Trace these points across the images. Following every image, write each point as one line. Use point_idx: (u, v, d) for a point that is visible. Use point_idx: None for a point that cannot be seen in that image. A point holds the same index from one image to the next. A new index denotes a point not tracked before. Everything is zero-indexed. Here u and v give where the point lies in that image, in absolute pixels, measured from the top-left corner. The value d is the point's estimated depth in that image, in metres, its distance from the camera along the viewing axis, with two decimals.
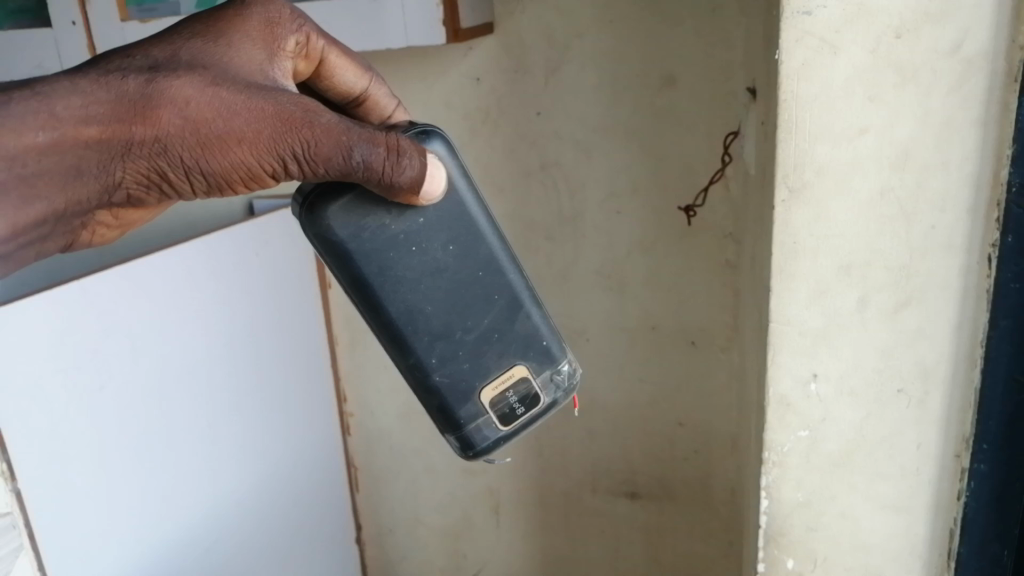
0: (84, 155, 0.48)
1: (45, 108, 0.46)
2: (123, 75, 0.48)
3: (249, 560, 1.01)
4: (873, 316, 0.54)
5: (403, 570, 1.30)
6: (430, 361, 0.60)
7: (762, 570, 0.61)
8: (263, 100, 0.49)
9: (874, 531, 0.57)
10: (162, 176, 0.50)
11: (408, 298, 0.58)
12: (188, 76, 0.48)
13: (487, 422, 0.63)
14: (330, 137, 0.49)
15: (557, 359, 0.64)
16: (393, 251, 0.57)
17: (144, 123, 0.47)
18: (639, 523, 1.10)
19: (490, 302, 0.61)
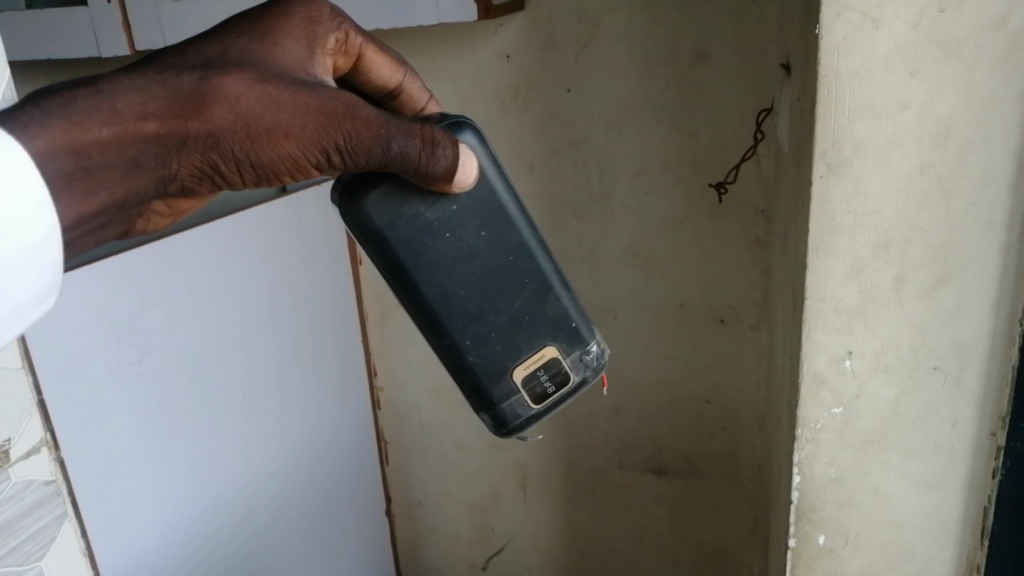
0: (144, 150, 0.47)
1: (105, 103, 0.45)
2: (177, 72, 0.47)
3: (280, 530, 1.03)
4: (910, 294, 0.53)
5: (432, 542, 1.32)
6: (464, 342, 0.61)
7: (792, 545, 0.60)
8: (309, 94, 0.49)
9: (907, 508, 0.57)
10: (214, 168, 0.50)
11: (442, 282, 0.59)
12: (238, 73, 0.48)
13: (520, 401, 0.63)
14: (373, 130, 0.49)
15: (586, 339, 0.64)
16: (427, 237, 0.58)
17: (201, 118, 0.47)
18: (665, 499, 1.11)
19: (522, 285, 0.61)
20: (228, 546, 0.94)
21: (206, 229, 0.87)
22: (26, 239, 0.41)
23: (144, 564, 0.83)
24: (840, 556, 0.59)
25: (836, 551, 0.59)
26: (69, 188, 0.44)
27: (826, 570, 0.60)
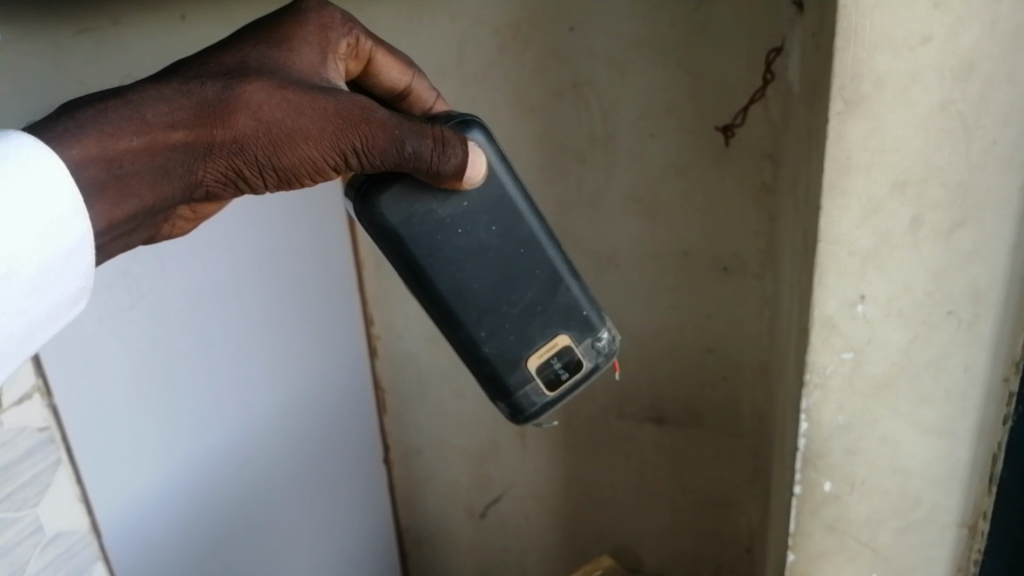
0: (172, 156, 0.55)
1: (138, 116, 0.53)
2: (202, 82, 0.55)
3: (278, 477, 1.03)
4: (927, 236, 0.52)
5: (429, 491, 1.31)
6: (479, 333, 0.66)
7: (798, 492, 0.59)
8: (325, 99, 0.55)
9: (916, 455, 0.56)
10: (239, 172, 0.58)
11: (456, 277, 0.64)
12: (258, 82, 0.55)
13: (535, 388, 0.68)
14: (384, 132, 0.56)
15: (598, 326, 0.69)
16: (440, 234, 0.63)
17: (224, 126, 0.54)
18: (664, 448, 1.11)
19: (533, 276, 0.66)
20: (225, 495, 0.94)
21: None
22: (67, 245, 0.51)
23: (141, 512, 0.82)
24: (847, 503, 0.59)
25: (842, 498, 0.59)
26: (104, 191, 0.53)
27: (833, 519, 0.59)
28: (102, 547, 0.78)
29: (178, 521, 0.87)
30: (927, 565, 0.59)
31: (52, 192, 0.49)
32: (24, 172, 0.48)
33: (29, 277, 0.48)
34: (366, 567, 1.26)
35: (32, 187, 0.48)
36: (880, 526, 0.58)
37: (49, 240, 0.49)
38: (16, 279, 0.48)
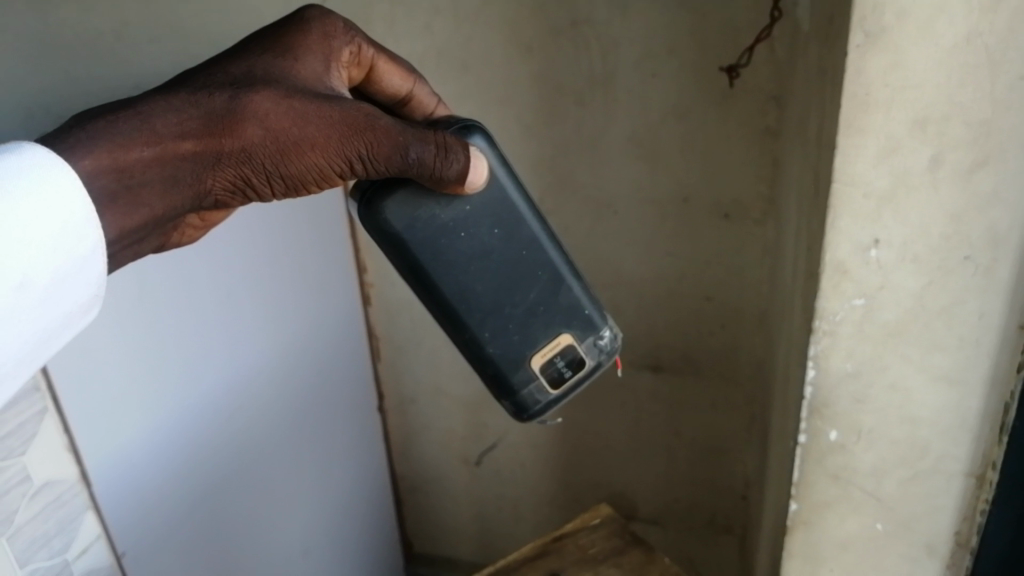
0: (181, 165, 0.57)
1: (147, 127, 0.55)
2: (210, 93, 0.57)
3: (270, 426, 1.02)
4: (946, 177, 0.49)
5: (424, 441, 1.30)
6: (483, 334, 0.66)
7: (802, 441, 0.58)
8: (330, 108, 0.57)
9: (926, 403, 0.55)
10: (246, 179, 0.60)
11: (460, 279, 0.65)
12: (263, 92, 0.57)
13: (539, 386, 0.68)
14: (388, 139, 0.57)
15: (601, 323, 0.69)
16: (444, 238, 0.63)
17: (231, 136, 0.57)
18: (660, 396, 1.10)
19: (535, 277, 0.66)
20: (217, 444, 0.93)
21: None
22: (79, 252, 0.52)
23: (132, 463, 0.80)
24: (852, 452, 0.57)
25: (847, 447, 0.57)
26: (114, 198, 0.56)
27: (838, 468, 0.58)
28: (93, 496, 0.76)
29: (169, 471, 0.86)
30: (933, 515, 0.58)
31: (67, 203, 0.51)
32: (41, 184, 0.50)
33: (44, 283, 0.50)
34: (362, 514, 1.26)
35: (49, 198, 0.50)
36: (885, 475, 0.57)
37: (65, 249, 0.51)
38: (32, 286, 0.50)
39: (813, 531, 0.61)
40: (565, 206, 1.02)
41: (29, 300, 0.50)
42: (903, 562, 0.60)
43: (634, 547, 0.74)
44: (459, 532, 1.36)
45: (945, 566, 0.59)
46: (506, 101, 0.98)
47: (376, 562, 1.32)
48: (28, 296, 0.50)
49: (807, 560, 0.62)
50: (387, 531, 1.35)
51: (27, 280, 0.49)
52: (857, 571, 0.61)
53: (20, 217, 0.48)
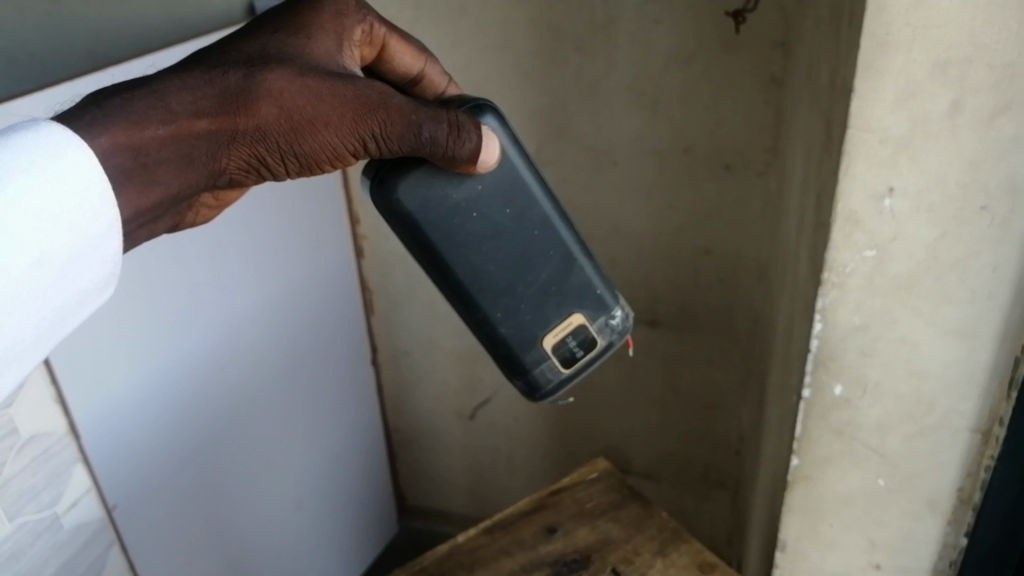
0: (197, 144, 0.52)
1: (162, 104, 0.50)
2: (224, 69, 0.52)
3: (263, 378, 1.00)
4: (966, 123, 0.47)
5: (417, 395, 1.28)
6: (496, 314, 0.63)
7: (806, 395, 0.57)
8: (346, 85, 0.53)
9: (934, 358, 0.53)
10: (261, 160, 0.55)
11: (472, 259, 0.61)
12: (278, 69, 0.53)
13: (550, 366, 0.65)
14: (403, 116, 0.53)
15: (613, 303, 0.66)
16: (456, 218, 0.60)
17: (248, 114, 0.52)
18: (656, 351, 1.09)
19: (548, 256, 0.63)
20: (208, 397, 0.91)
21: (160, 53, 0.76)
22: (93, 230, 0.48)
23: (119, 413, 0.79)
24: (857, 407, 0.56)
25: (852, 401, 0.56)
26: (129, 179, 0.50)
27: (841, 422, 0.57)
28: (81, 448, 0.75)
29: (159, 424, 0.85)
30: (936, 471, 0.57)
31: (77, 181, 0.46)
32: (49, 159, 0.45)
33: (52, 267, 0.46)
34: (356, 466, 1.26)
35: (57, 176, 0.46)
36: (890, 431, 0.56)
37: (76, 230, 0.47)
38: (44, 266, 0.46)
39: (813, 485, 0.60)
40: (563, 156, 0.99)
41: (34, 286, 0.45)
42: (903, 517, 0.59)
43: (632, 504, 0.68)
44: (452, 486, 1.36)
45: (946, 522, 0.58)
46: (504, 46, 0.95)
47: (369, 514, 1.32)
48: (33, 282, 0.45)
49: (806, 515, 0.61)
50: (380, 483, 1.35)
51: (31, 263, 0.45)
52: (857, 526, 0.61)
53: (21, 197, 0.44)
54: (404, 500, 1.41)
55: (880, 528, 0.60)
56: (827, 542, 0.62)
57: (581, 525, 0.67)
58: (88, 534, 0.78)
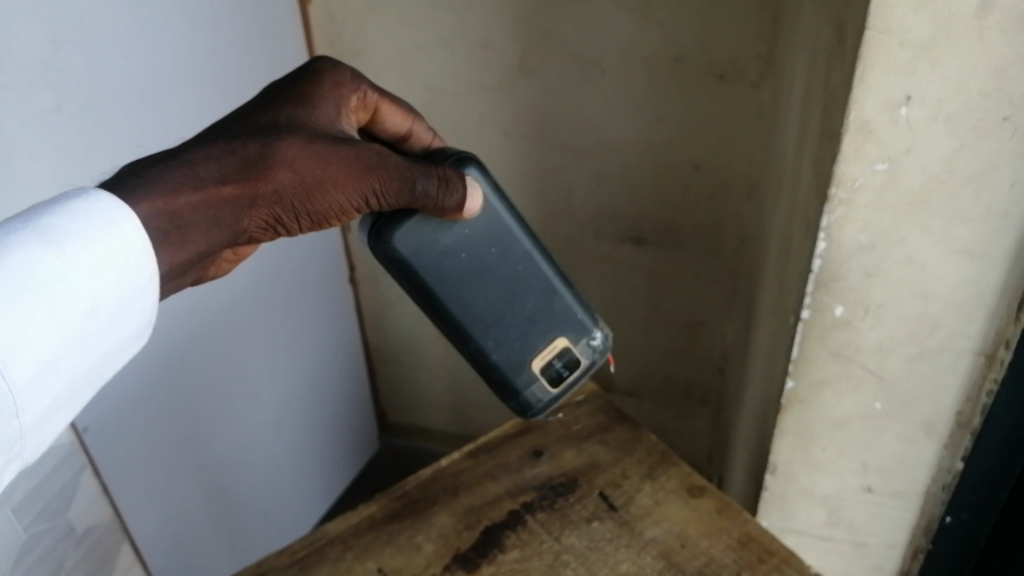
0: (223, 211, 0.48)
1: (190, 171, 0.47)
2: (241, 139, 0.49)
3: (236, 299, 0.96)
4: (995, 25, 0.43)
5: (398, 315, 1.25)
6: (487, 343, 0.59)
7: (805, 317, 0.54)
8: (351, 148, 0.50)
9: (941, 278, 0.51)
10: (278, 221, 0.51)
11: (463, 296, 0.58)
12: (292, 136, 0.49)
13: (539, 387, 0.61)
14: (400, 174, 0.51)
15: (594, 322, 0.62)
16: (447, 259, 0.56)
17: (265, 180, 0.48)
18: (642, 269, 1.06)
19: (533, 289, 0.59)
20: (179, 318, 0.87)
21: None
22: (136, 288, 0.44)
23: None
24: (858, 329, 0.54)
25: (853, 323, 0.54)
26: (165, 242, 0.46)
27: (840, 344, 0.55)
28: None
29: None
30: (935, 395, 0.55)
31: (128, 253, 0.43)
32: (102, 227, 0.42)
33: (87, 342, 0.41)
34: (335, 382, 1.24)
35: (113, 247, 0.42)
36: (890, 353, 0.54)
37: (118, 303, 0.43)
38: (90, 325, 0.41)
39: (808, 408, 0.58)
40: (547, 64, 0.94)
41: (71, 358, 0.41)
42: (898, 440, 0.58)
43: (619, 427, 0.67)
44: (433, 405, 1.34)
45: (943, 445, 0.57)
46: None
47: (350, 431, 1.31)
48: (74, 355, 0.41)
49: (798, 438, 0.60)
50: (361, 403, 1.33)
51: (75, 333, 0.40)
52: (849, 450, 0.59)
53: (77, 264, 0.40)
54: (386, 418, 1.40)
55: (874, 452, 0.59)
56: (818, 465, 0.61)
57: (568, 448, 0.65)
58: (59, 459, 0.75)
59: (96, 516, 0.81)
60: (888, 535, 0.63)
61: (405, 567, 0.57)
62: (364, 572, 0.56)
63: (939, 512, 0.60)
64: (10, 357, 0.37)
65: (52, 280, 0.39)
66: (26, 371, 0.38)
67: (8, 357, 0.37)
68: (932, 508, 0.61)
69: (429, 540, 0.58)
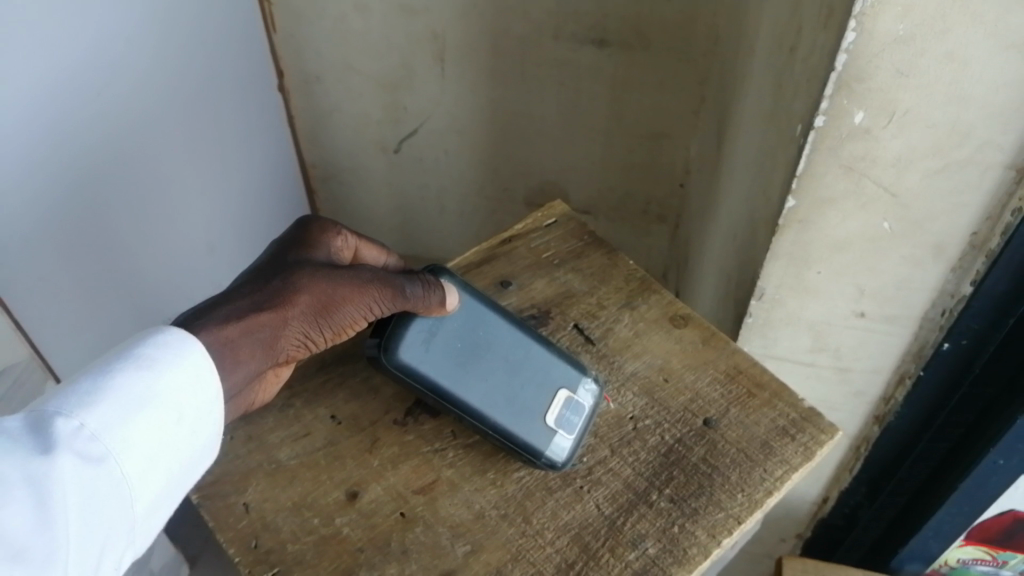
0: (253, 352, 0.45)
1: (222, 316, 0.44)
2: (256, 285, 0.46)
3: (174, 118, 0.79)
4: None
5: (336, 124, 1.08)
6: (501, 417, 0.47)
7: (819, 124, 0.47)
8: (351, 272, 0.47)
9: (981, 79, 0.43)
10: (298, 350, 0.48)
11: (464, 380, 0.47)
12: (299, 269, 0.47)
13: (562, 438, 0.47)
14: (392, 286, 0.47)
15: (580, 365, 0.50)
16: (438, 347, 0.47)
17: (287, 316, 0.46)
18: (604, 75, 0.96)
19: (529, 361, 0.49)
20: (101, 142, 0.68)
21: None
22: (206, 407, 0.42)
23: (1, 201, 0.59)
24: (876, 139, 0.47)
25: (873, 133, 0.47)
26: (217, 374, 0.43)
27: (854, 157, 0.48)
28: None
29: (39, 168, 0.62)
30: (951, 213, 0.49)
31: (205, 379, 0.42)
32: (178, 351, 0.41)
33: (191, 451, 0.41)
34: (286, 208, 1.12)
35: (193, 372, 0.41)
36: (909, 167, 0.48)
37: (206, 420, 0.42)
38: (173, 443, 0.40)
39: (808, 229, 0.52)
40: None
41: (167, 470, 0.40)
42: (901, 263, 0.53)
43: (595, 252, 0.60)
44: (378, 226, 1.22)
45: (950, 267, 0.52)
46: None
47: None
48: (164, 468, 0.40)
49: (792, 262, 0.54)
50: None
51: (160, 448, 0.40)
52: (847, 274, 0.54)
53: (171, 384, 0.40)
54: None
55: (873, 276, 0.54)
56: (811, 289, 0.56)
57: (538, 276, 0.58)
58: None
59: (11, 354, 0.63)
60: (875, 361, 0.60)
61: (362, 413, 0.51)
62: (317, 419, 0.50)
63: (935, 338, 0.57)
64: (105, 464, 0.37)
65: (136, 404, 0.39)
66: (124, 480, 0.38)
67: (106, 467, 0.37)
68: (927, 334, 0.57)
69: (386, 382, 0.52)
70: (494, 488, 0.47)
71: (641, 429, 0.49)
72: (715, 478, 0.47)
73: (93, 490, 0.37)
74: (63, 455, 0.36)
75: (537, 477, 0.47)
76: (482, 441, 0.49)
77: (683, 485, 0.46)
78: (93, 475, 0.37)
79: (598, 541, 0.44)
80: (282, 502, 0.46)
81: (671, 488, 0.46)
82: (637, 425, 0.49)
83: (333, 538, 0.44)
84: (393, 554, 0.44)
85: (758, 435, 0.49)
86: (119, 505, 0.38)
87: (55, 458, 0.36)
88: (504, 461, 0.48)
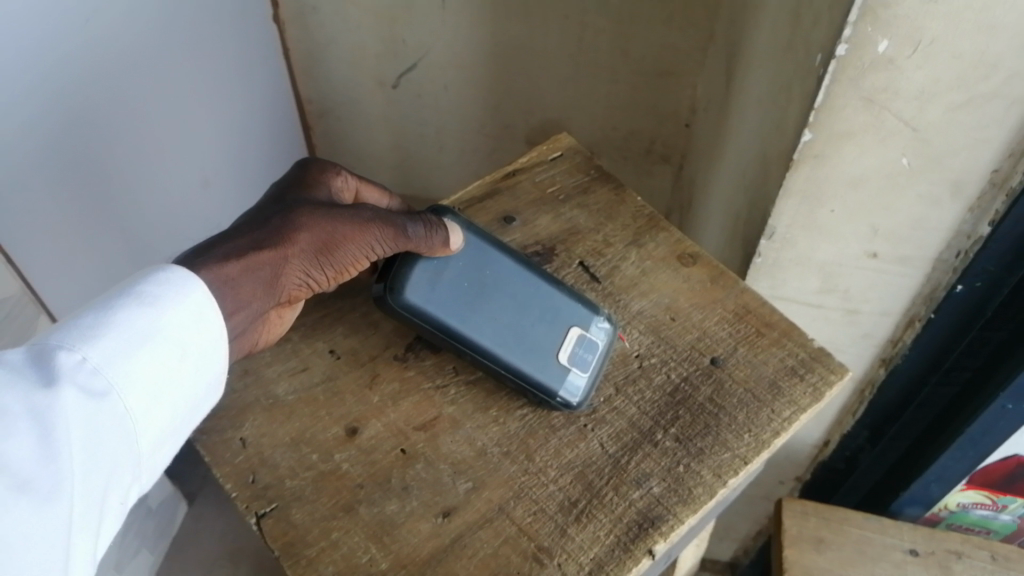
0: (253, 291, 0.44)
1: (221, 253, 0.43)
2: (255, 223, 0.45)
3: (167, 46, 0.75)
4: None
5: (332, 59, 1.05)
6: (513, 356, 0.46)
7: (841, 54, 0.44)
8: (352, 211, 0.46)
9: (1014, 7, 0.41)
10: (299, 291, 0.47)
11: (474, 321, 0.46)
12: (299, 207, 0.45)
13: (575, 377, 0.46)
14: (393, 224, 0.45)
15: (593, 305, 0.49)
16: (446, 288, 0.46)
17: (287, 254, 0.44)
18: (610, 9, 0.92)
19: (539, 300, 0.48)
20: (93, 70, 0.65)
21: None
22: (211, 346, 0.41)
23: None
24: (900, 70, 0.45)
25: (897, 64, 0.44)
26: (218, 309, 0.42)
27: (875, 89, 0.46)
28: None
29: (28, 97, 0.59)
30: (972, 149, 0.48)
31: (209, 317, 0.41)
32: (182, 288, 0.40)
33: (195, 391, 0.40)
34: (280, 143, 1.09)
35: (197, 309, 0.40)
36: (932, 100, 0.46)
37: (210, 359, 0.41)
38: (177, 381, 0.39)
39: (823, 165, 0.50)
40: None
41: (172, 408, 0.39)
42: (917, 202, 0.51)
43: (601, 188, 0.58)
44: (376, 164, 1.20)
45: (968, 206, 0.51)
46: None
47: None
48: (169, 406, 0.39)
49: (805, 199, 0.53)
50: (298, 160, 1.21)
51: (165, 384, 0.38)
52: (861, 212, 0.53)
53: (174, 320, 0.39)
54: None
55: (887, 215, 0.53)
56: (823, 228, 0.55)
57: (543, 212, 0.57)
58: None
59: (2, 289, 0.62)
60: (884, 302, 0.59)
61: (361, 348, 0.50)
62: (315, 353, 0.49)
63: (948, 280, 0.56)
64: (111, 398, 0.36)
65: (140, 339, 0.38)
66: (130, 415, 0.37)
67: (111, 401, 0.36)
68: (940, 276, 0.56)
69: (386, 318, 0.51)
70: (496, 425, 0.46)
71: (646, 367, 0.48)
72: (722, 418, 0.46)
73: (99, 424, 0.36)
74: (64, 389, 0.35)
75: (540, 415, 0.46)
76: (483, 378, 0.48)
77: (689, 424, 0.45)
78: (96, 409, 0.36)
79: (602, 479, 0.43)
80: (280, 437, 0.45)
81: (676, 427, 0.45)
82: (643, 363, 0.48)
83: (332, 473, 0.44)
84: (393, 490, 0.43)
85: (766, 375, 0.48)
86: (124, 441, 0.37)
87: (58, 391, 0.35)
88: (507, 399, 0.47)
